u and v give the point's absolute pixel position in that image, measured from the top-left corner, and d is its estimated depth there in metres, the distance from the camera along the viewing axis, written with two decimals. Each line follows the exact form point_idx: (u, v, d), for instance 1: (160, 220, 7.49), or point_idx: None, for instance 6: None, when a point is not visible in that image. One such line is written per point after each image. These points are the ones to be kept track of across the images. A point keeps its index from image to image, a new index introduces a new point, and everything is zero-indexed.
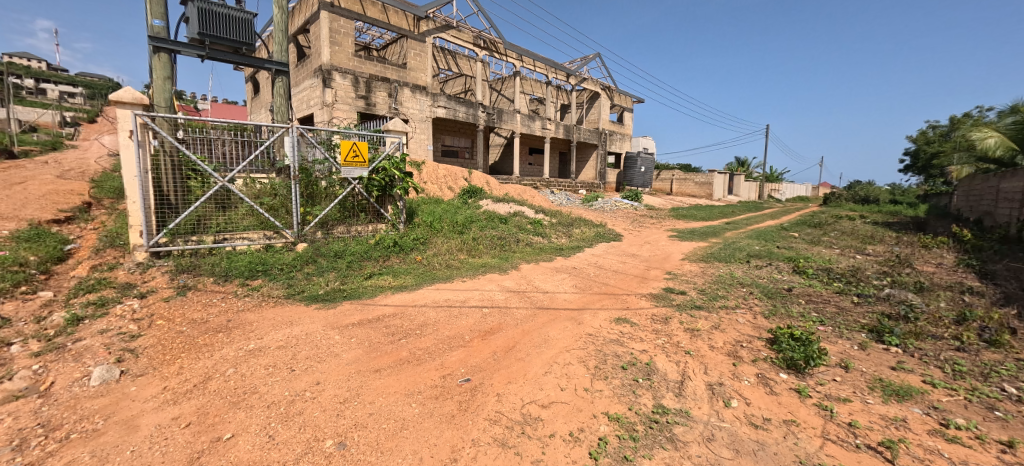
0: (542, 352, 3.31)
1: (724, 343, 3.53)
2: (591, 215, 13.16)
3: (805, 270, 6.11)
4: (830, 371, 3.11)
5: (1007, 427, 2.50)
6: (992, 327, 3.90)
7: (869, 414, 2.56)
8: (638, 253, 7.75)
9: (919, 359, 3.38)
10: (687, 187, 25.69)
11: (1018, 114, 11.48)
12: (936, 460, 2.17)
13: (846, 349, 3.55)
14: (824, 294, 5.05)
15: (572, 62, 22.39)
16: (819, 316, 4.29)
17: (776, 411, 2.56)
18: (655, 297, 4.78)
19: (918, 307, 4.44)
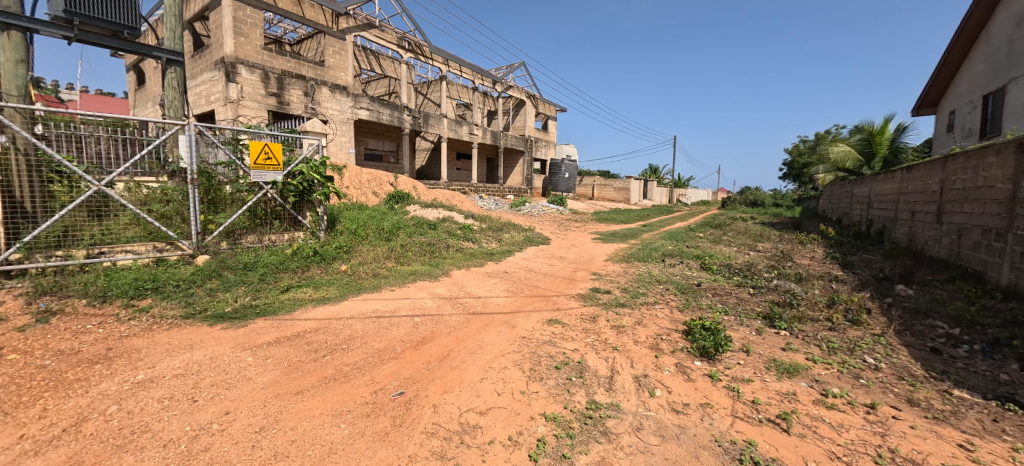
0: (478, 358, 3.28)
1: (646, 337, 3.79)
2: (519, 220, 13.42)
3: (710, 267, 6.82)
4: (735, 356, 3.48)
5: (870, 392, 2.99)
6: (853, 308, 4.67)
7: (768, 391, 2.91)
8: (565, 256, 8.06)
9: (802, 340, 3.93)
10: (607, 192, 27.32)
11: (864, 132, 13.87)
12: (820, 425, 2.53)
13: (746, 335, 4.02)
14: (726, 287, 5.67)
15: (498, 69, 22.79)
16: (723, 307, 4.81)
17: (693, 395, 2.80)
18: (582, 297, 5.00)
19: (799, 295, 5.17)
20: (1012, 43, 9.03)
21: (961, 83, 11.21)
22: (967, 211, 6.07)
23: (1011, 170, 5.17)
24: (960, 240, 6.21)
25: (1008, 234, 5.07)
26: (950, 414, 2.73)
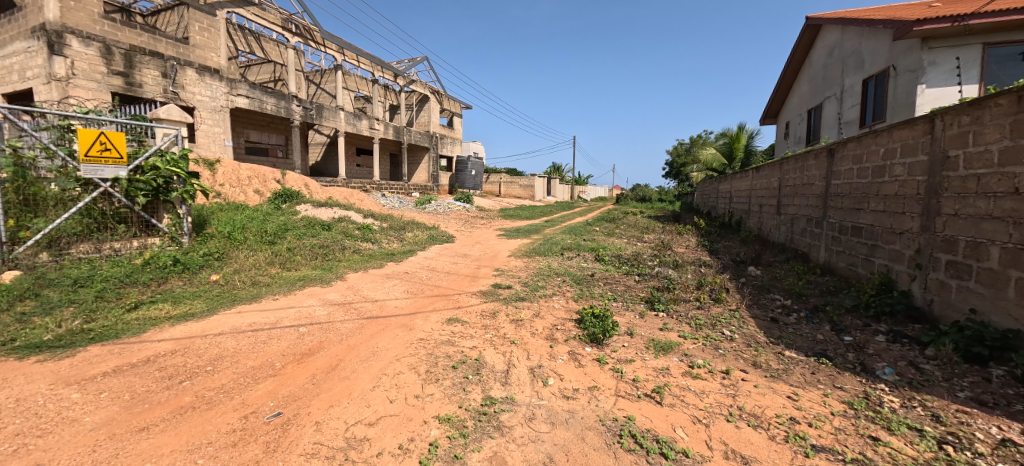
0: (370, 365, 3.08)
1: (543, 329, 3.93)
2: (424, 219, 13.07)
3: (603, 258, 7.37)
4: (620, 339, 3.78)
5: (726, 360, 3.47)
6: (716, 288, 5.40)
7: (646, 368, 3.21)
8: (469, 253, 8.05)
9: (676, 319, 4.43)
10: (513, 189, 28.00)
11: (727, 137, 16.29)
12: (686, 394, 2.86)
13: (631, 319, 4.40)
14: (616, 276, 6.17)
15: (399, 62, 21.92)
16: (613, 294, 5.23)
17: (583, 380, 2.97)
18: (483, 294, 5.02)
19: (674, 279, 5.82)
20: (826, 68, 11.23)
21: (793, 99, 13.64)
22: (797, 204, 7.40)
23: (825, 171, 6.41)
24: (793, 228, 7.54)
25: (824, 222, 6.27)
26: (783, 371, 3.29)
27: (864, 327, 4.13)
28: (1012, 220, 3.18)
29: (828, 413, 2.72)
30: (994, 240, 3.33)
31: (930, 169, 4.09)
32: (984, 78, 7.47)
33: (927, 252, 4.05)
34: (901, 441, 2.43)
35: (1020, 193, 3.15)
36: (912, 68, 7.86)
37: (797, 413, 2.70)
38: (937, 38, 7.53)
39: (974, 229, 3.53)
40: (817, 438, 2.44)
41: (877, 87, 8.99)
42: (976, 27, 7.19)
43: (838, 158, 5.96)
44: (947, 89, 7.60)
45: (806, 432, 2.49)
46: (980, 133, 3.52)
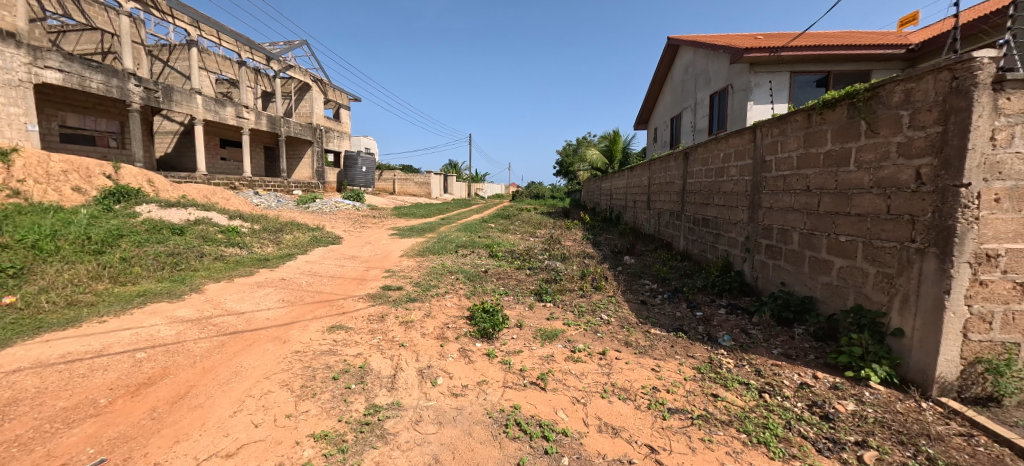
0: (231, 388, 2.70)
1: (435, 328, 3.88)
2: (306, 219, 11.90)
3: (497, 254, 7.55)
4: (510, 332, 3.91)
5: (603, 342, 3.83)
6: (596, 277, 5.92)
7: (533, 357, 3.37)
8: (358, 255, 7.57)
9: (562, 308, 4.75)
10: (408, 187, 27.07)
11: (608, 139, 17.99)
12: (567, 377, 3.07)
13: (521, 311, 4.59)
14: (509, 271, 6.37)
15: (272, 45, 19.58)
16: (504, 289, 5.39)
17: (472, 376, 3.00)
18: (372, 297, 4.77)
19: (561, 271, 6.22)
20: (683, 83, 13.00)
21: (659, 107, 15.55)
22: (663, 200, 8.46)
23: (682, 171, 7.42)
24: (660, 221, 8.60)
25: (683, 216, 7.27)
26: (649, 347, 3.73)
27: (711, 302, 4.90)
28: (806, 211, 4.02)
29: (682, 379, 3.17)
30: (796, 227, 4.18)
31: (754, 170, 4.99)
32: (791, 99, 9.35)
33: (754, 238, 4.93)
34: (733, 395, 2.95)
35: (811, 190, 3.98)
36: (743, 87, 9.51)
37: (659, 382, 3.09)
38: (761, 64, 9.21)
39: (783, 219, 4.38)
40: (673, 402, 2.82)
41: (720, 102, 10.69)
42: (786, 58, 8.96)
43: (692, 160, 6.94)
44: (767, 106, 9.34)
45: (664, 398, 2.87)
46: (785, 142, 4.39)
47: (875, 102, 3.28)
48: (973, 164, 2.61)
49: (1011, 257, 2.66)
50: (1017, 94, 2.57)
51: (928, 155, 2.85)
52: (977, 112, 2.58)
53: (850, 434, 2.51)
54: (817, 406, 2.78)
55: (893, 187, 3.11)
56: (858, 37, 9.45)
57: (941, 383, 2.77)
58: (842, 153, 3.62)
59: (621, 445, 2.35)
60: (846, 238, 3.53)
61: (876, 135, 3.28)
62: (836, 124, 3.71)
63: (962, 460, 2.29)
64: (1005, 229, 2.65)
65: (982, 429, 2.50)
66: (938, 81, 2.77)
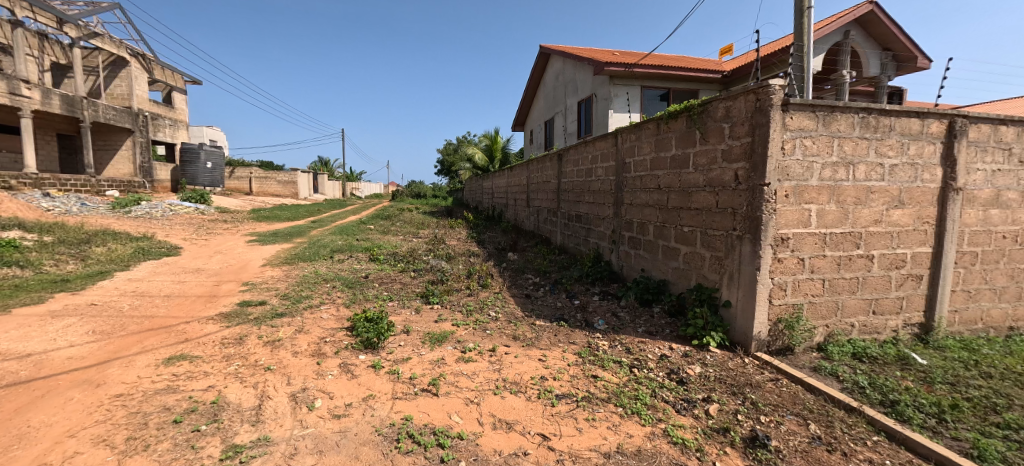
0: (11, 460, 2.01)
1: (309, 345, 3.46)
2: (127, 226, 9.56)
3: (378, 257, 7.11)
4: (396, 339, 3.71)
5: (492, 339, 3.88)
6: (482, 275, 5.99)
7: (423, 363, 3.25)
8: (204, 267, 6.36)
9: (449, 309, 4.68)
10: (269, 186, 23.79)
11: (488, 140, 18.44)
12: (459, 380, 3.03)
13: (408, 316, 4.39)
14: (392, 275, 6.05)
15: (66, 4, 15.27)
16: (388, 294, 5.09)
17: (356, 393, 2.75)
18: (225, 317, 4.04)
19: (447, 271, 6.13)
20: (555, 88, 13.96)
21: (534, 111, 16.46)
22: (540, 198, 8.98)
23: (557, 171, 7.96)
24: (538, 218, 9.11)
25: (559, 212, 7.80)
26: (535, 339, 3.91)
27: (586, 291, 5.36)
28: (659, 207, 4.66)
29: (566, 365, 3.39)
30: (651, 220, 4.81)
31: (616, 171, 5.59)
32: (643, 109, 10.77)
33: (619, 231, 5.53)
34: (610, 373, 3.26)
35: (661, 188, 4.62)
36: (606, 97, 10.64)
37: (546, 371, 3.25)
38: (619, 77, 10.40)
39: (642, 214, 5.01)
40: (560, 388, 3.00)
41: (587, 108, 11.79)
42: (638, 73, 10.27)
43: (565, 161, 7.48)
44: (625, 114, 10.61)
45: (552, 386, 3.03)
46: (641, 147, 5.02)
47: (705, 116, 3.95)
48: (771, 168, 3.31)
49: (797, 239, 3.46)
50: (797, 114, 3.34)
51: (741, 161, 3.54)
52: (773, 127, 3.28)
53: (699, 392, 2.99)
54: (674, 373, 3.25)
55: (720, 186, 3.78)
56: (689, 61, 11.29)
57: (757, 341, 3.48)
58: (683, 157, 4.27)
59: (515, 438, 2.40)
60: (688, 229, 4.19)
61: (707, 143, 3.95)
62: (678, 133, 4.36)
63: (773, 400, 2.91)
64: (791, 217, 3.43)
65: (784, 373, 3.22)
66: (747, 101, 3.45)
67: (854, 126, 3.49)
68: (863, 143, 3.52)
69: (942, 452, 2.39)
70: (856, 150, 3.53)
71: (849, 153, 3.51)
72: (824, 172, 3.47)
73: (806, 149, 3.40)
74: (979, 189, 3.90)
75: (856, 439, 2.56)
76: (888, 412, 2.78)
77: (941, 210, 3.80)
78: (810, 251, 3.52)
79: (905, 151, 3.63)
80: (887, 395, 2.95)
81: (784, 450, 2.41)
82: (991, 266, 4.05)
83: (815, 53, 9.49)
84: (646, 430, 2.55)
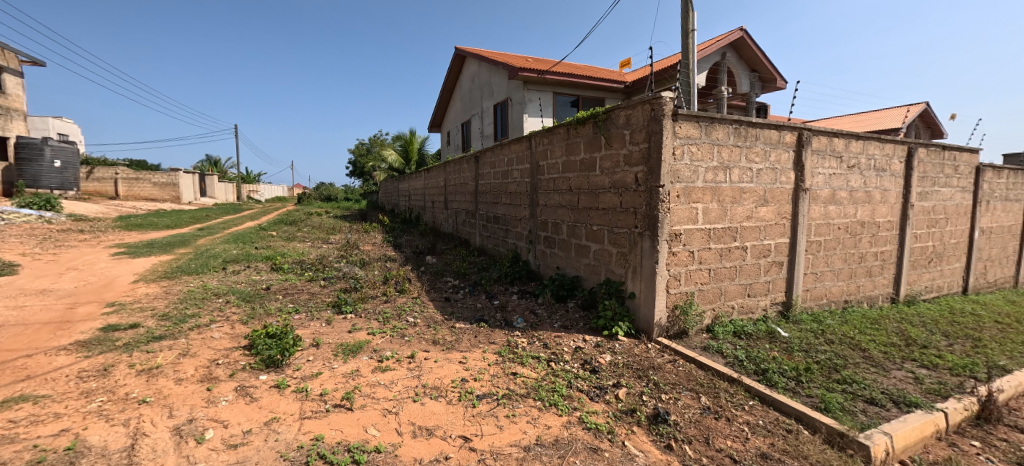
0: None
1: (197, 370, 3.05)
2: None
3: (281, 266, 6.49)
4: (303, 354, 3.43)
5: (411, 345, 3.77)
6: (400, 280, 5.79)
7: (335, 377, 3.05)
8: (52, 287, 5.25)
9: (364, 318, 4.45)
10: (141, 189, 20.39)
11: (403, 141, 17.96)
12: (375, 391, 2.89)
13: (317, 329, 4.08)
14: (298, 285, 5.58)
15: None
16: (294, 306, 4.68)
17: (256, 418, 2.49)
18: (84, 346, 3.39)
19: (361, 278, 5.82)
20: (471, 91, 14.01)
21: (450, 112, 16.36)
22: (458, 200, 8.94)
23: (474, 173, 7.99)
24: (457, 220, 9.07)
25: (477, 214, 7.84)
26: (455, 342, 3.88)
27: (505, 291, 5.47)
28: (571, 207, 4.92)
29: (487, 365, 3.42)
30: (564, 220, 5.06)
31: (531, 173, 5.79)
32: (555, 114, 11.27)
33: (535, 231, 5.73)
34: (529, 369, 3.36)
35: (572, 190, 4.89)
36: (520, 101, 10.96)
37: (467, 373, 3.25)
38: (532, 82, 10.78)
39: (555, 214, 5.25)
40: (481, 388, 3.02)
41: (502, 112, 12.05)
42: (549, 80, 10.72)
43: (481, 164, 7.55)
44: (538, 119, 11.02)
45: (473, 387, 3.04)
46: (553, 150, 5.25)
47: (609, 122, 4.27)
48: (665, 172, 3.69)
49: (687, 233, 3.90)
50: (684, 124, 3.76)
51: (640, 165, 3.89)
52: (666, 135, 3.65)
53: (609, 379, 3.23)
54: (587, 363, 3.46)
55: (624, 187, 4.11)
56: (595, 71, 12.06)
57: (658, 327, 3.85)
58: (591, 161, 4.56)
59: (436, 444, 2.37)
60: (597, 227, 4.49)
61: (611, 148, 4.27)
62: (586, 138, 4.65)
63: (671, 379, 3.24)
64: (682, 215, 3.85)
65: (680, 354, 3.62)
66: (644, 110, 3.80)
67: (729, 135, 4.03)
68: (736, 150, 4.08)
69: (799, 409, 2.87)
70: (731, 156, 4.07)
71: (726, 159, 4.05)
72: (707, 175, 3.95)
73: (693, 154, 3.85)
74: (820, 189, 4.74)
75: (737, 405, 2.96)
76: (761, 380, 3.26)
77: (795, 207, 4.55)
78: (698, 244, 3.98)
79: (767, 158, 4.29)
80: (759, 365, 3.46)
81: (681, 422, 2.70)
82: (830, 252, 4.95)
83: (699, 70, 10.75)
84: (563, 419, 2.69)
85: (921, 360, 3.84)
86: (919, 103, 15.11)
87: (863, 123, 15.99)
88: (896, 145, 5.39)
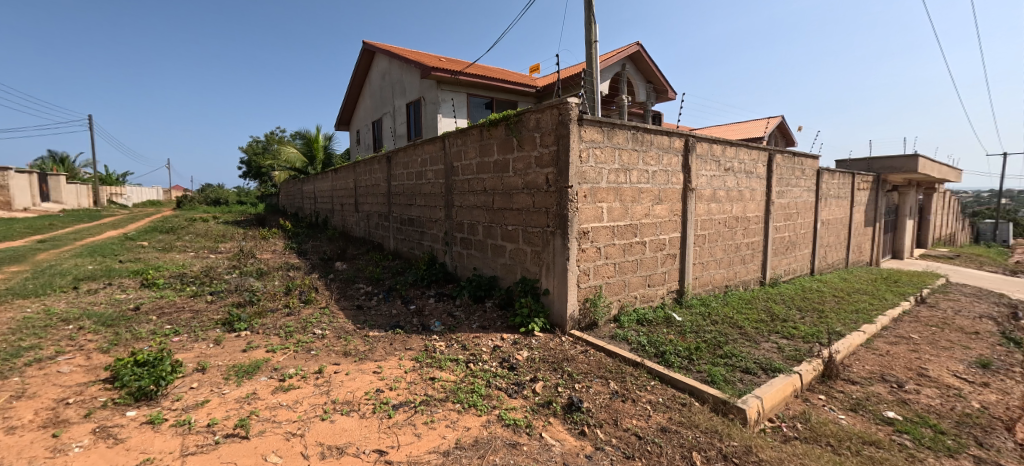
0: None
1: (36, 414, 2.48)
2: None
3: (155, 282, 5.59)
4: (184, 382, 2.99)
5: (318, 359, 3.50)
6: (304, 290, 5.34)
7: (226, 404, 2.71)
8: None
9: (263, 334, 4.02)
10: None
11: (305, 139, 16.58)
12: (277, 414, 2.62)
13: (203, 350, 3.58)
14: (178, 302, 4.85)
15: None
16: (172, 327, 4.06)
17: (122, 463, 2.11)
18: None
19: (258, 290, 5.24)
20: (381, 89, 13.43)
21: (360, 110, 15.51)
22: (370, 202, 8.52)
23: (386, 174, 7.67)
24: (369, 223, 8.62)
25: (390, 217, 7.55)
26: (368, 351, 3.69)
27: (422, 294, 5.34)
28: (487, 208, 4.97)
29: (403, 373, 3.30)
30: (480, 221, 5.10)
31: (445, 174, 5.72)
32: (469, 116, 11.25)
33: (451, 233, 5.69)
34: (448, 373, 3.32)
35: (487, 191, 4.94)
36: (433, 101, 10.77)
37: (382, 383, 3.11)
38: (445, 82, 10.65)
39: (471, 215, 5.26)
40: (397, 398, 2.91)
41: (415, 111, 11.74)
42: (462, 81, 10.68)
43: (394, 164, 7.28)
44: (452, 120, 10.91)
45: (388, 397, 2.91)
46: (466, 151, 5.25)
47: (520, 125, 4.39)
48: (573, 174, 3.90)
49: (594, 231, 4.16)
50: (589, 128, 4.01)
51: (550, 166, 4.06)
52: (572, 139, 3.86)
53: (526, 374, 3.32)
54: (505, 360, 3.52)
55: (535, 189, 4.26)
56: (508, 75, 12.28)
57: (571, 321, 4.06)
58: (503, 162, 4.65)
59: (348, 462, 2.22)
60: (511, 227, 4.59)
61: (523, 150, 4.39)
62: (498, 139, 4.71)
63: (584, 368, 3.44)
64: (590, 214, 4.11)
65: (591, 345, 3.85)
66: (553, 115, 3.97)
67: (628, 139, 4.39)
68: (635, 154, 4.46)
69: (691, 384, 3.23)
70: (630, 159, 4.44)
71: (626, 162, 4.40)
72: (610, 177, 4.26)
73: (597, 157, 4.12)
74: (704, 189, 5.39)
75: (641, 386, 3.24)
76: (660, 361, 3.61)
77: (684, 204, 5.11)
78: (604, 240, 4.28)
79: (661, 161, 4.75)
80: (658, 348, 3.83)
81: (592, 408, 2.88)
82: (713, 244, 5.65)
83: (603, 79, 11.56)
84: (482, 419, 2.70)
85: (783, 332, 4.57)
86: (776, 117, 17.95)
87: (736, 131, 18.51)
88: (760, 152, 6.33)
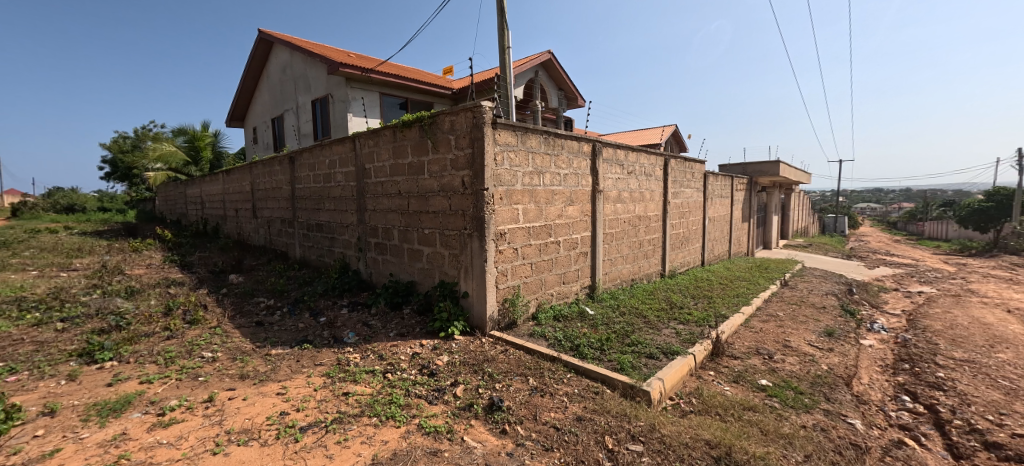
0: None
1: None
2: None
3: None
4: (24, 430, 2.45)
5: (208, 386, 3.10)
6: (190, 309, 4.69)
7: (85, 450, 2.28)
8: None
9: (134, 363, 3.45)
10: None
11: (187, 135, 14.61)
12: (155, 455, 2.27)
13: (51, 389, 2.97)
14: (13, 333, 3.95)
15: None
16: (6, 364, 3.30)
17: None
18: None
19: (128, 312, 4.48)
20: (282, 83, 12.31)
21: (256, 105, 14.03)
22: (270, 207, 7.76)
23: (289, 176, 7.05)
24: (270, 230, 7.85)
25: (295, 223, 6.96)
26: (270, 372, 3.36)
27: (333, 305, 5.00)
28: (402, 211, 4.81)
29: (312, 391, 3.06)
30: (395, 225, 4.92)
31: (357, 176, 5.43)
32: (382, 115, 10.77)
33: (365, 238, 5.41)
34: (363, 386, 3.15)
35: (402, 193, 4.78)
36: (342, 99, 10.13)
37: (287, 405, 2.85)
38: (354, 80, 10.07)
39: (385, 219, 5.05)
40: (306, 419, 2.69)
41: (322, 109, 10.95)
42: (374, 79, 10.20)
43: (298, 166, 6.71)
44: (363, 119, 10.35)
45: (295, 419, 2.68)
46: (379, 153, 5.04)
47: (434, 127, 4.32)
48: (488, 177, 3.95)
49: (511, 232, 4.26)
50: (503, 132, 4.09)
51: (465, 169, 4.07)
52: (487, 142, 3.90)
53: (446, 379, 3.29)
54: (425, 367, 3.44)
55: (451, 191, 4.23)
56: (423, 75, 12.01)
57: (491, 322, 4.11)
58: (418, 164, 4.54)
59: None
60: (428, 230, 4.51)
61: (438, 152, 4.34)
62: (413, 141, 4.59)
63: (504, 368, 3.50)
64: (506, 216, 4.19)
65: (511, 344, 3.94)
66: (467, 117, 3.98)
67: (540, 143, 4.56)
68: (547, 157, 4.66)
69: (603, 372, 3.47)
70: (543, 162, 4.63)
71: (539, 165, 4.57)
72: (525, 179, 4.39)
73: (512, 160, 4.23)
74: (611, 190, 5.81)
75: (558, 380, 3.40)
76: (575, 354, 3.81)
77: (593, 205, 5.46)
78: (521, 241, 4.40)
79: (571, 164, 5.02)
80: (573, 342, 4.04)
81: (513, 406, 2.95)
82: (620, 242, 6.13)
83: (517, 84, 11.87)
84: (401, 430, 2.62)
85: (679, 318, 5.10)
86: (669, 125, 20.01)
87: (638, 137, 20.24)
88: (657, 157, 7.01)
